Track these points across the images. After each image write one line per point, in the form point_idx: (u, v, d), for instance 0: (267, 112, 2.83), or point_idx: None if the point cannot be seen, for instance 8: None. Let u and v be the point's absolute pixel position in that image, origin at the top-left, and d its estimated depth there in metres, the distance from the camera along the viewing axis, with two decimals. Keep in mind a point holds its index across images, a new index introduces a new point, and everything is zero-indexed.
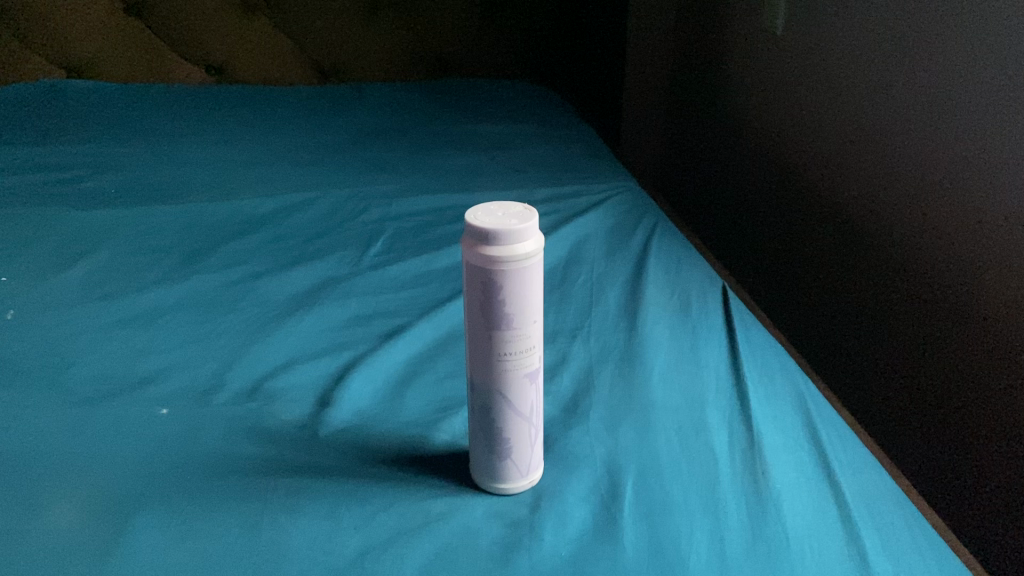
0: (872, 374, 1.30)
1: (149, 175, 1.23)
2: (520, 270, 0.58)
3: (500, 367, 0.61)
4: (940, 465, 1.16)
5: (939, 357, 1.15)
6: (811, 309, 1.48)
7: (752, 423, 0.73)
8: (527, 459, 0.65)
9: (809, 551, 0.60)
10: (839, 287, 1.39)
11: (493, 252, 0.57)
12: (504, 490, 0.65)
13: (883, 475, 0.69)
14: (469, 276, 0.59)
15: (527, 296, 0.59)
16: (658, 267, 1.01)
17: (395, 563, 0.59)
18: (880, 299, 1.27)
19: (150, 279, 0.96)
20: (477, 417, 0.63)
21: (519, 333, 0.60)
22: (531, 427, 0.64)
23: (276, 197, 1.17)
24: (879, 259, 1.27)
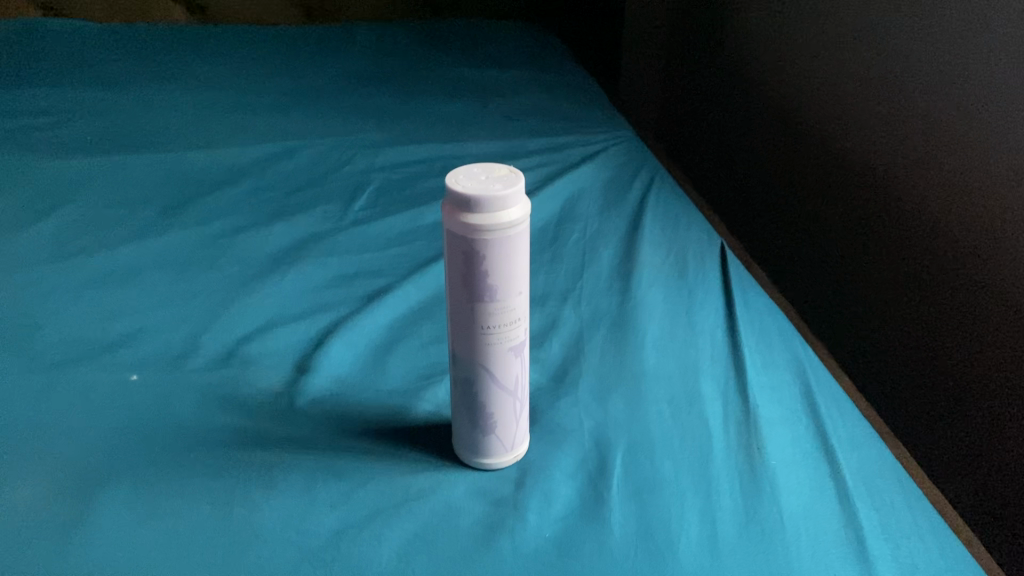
0: (869, 342, 1.23)
1: (128, 121, 1.18)
2: (504, 239, 0.54)
3: (484, 341, 0.58)
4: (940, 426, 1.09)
5: (940, 322, 1.08)
6: (808, 271, 1.41)
7: (748, 395, 0.70)
8: (512, 435, 0.62)
9: (806, 534, 0.58)
10: (849, 270, 1.28)
11: (475, 218, 0.53)
12: (488, 466, 0.62)
13: (884, 450, 0.66)
14: (449, 243, 0.55)
15: (511, 267, 0.55)
16: (655, 224, 0.97)
17: (372, 545, 0.57)
18: (895, 294, 1.16)
19: (125, 234, 0.92)
20: (459, 391, 0.60)
21: (503, 305, 0.56)
22: (516, 402, 0.61)
23: (259, 146, 1.13)
24: (895, 250, 1.15)
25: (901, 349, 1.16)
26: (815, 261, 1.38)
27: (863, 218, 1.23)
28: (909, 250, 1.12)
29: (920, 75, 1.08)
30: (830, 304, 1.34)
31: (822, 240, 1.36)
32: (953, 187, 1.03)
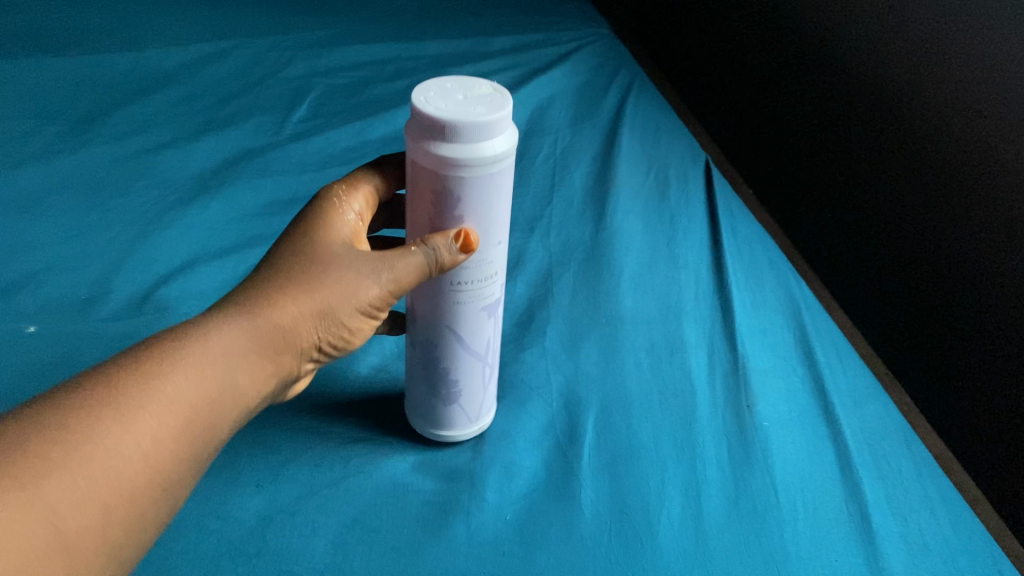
0: (820, 215, 0.90)
1: (38, 10, 1.04)
2: (486, 177, 0.42)
3: (449, 299, 0.47)
4: (883, 314, 0.79)
5: (896, 171, 0.77)
6: (764, 129, 1.01)
7: (737, 341, 0.62)
8: (478, 405, 0.53)
9: (803, 510, 0.51)
10: (766, 79, 1.01)
11: (448, 150, 0.41)
12: (449, 437, 0.54)
13: (889, 405, 0.59)
14: (415, 172, 0.43)
15: (490, 211, 0.45)
16: (632, 139, 0.86)
17: (305, 532, 0.48)
18: (811, 119, 0.91)
19: (29, 152, 0.81)
20: (417, 353, 0.51)
21: (478, 258, 0.46)
22: (484, 366, 0.52)
23: (187, 47, 1.00)
24: (823, 71, 0.88)
25: (849, 215, 0.85)
26: (770, 113, 1.00)
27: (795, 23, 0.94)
28: (836, 78, 0.86)
29: None
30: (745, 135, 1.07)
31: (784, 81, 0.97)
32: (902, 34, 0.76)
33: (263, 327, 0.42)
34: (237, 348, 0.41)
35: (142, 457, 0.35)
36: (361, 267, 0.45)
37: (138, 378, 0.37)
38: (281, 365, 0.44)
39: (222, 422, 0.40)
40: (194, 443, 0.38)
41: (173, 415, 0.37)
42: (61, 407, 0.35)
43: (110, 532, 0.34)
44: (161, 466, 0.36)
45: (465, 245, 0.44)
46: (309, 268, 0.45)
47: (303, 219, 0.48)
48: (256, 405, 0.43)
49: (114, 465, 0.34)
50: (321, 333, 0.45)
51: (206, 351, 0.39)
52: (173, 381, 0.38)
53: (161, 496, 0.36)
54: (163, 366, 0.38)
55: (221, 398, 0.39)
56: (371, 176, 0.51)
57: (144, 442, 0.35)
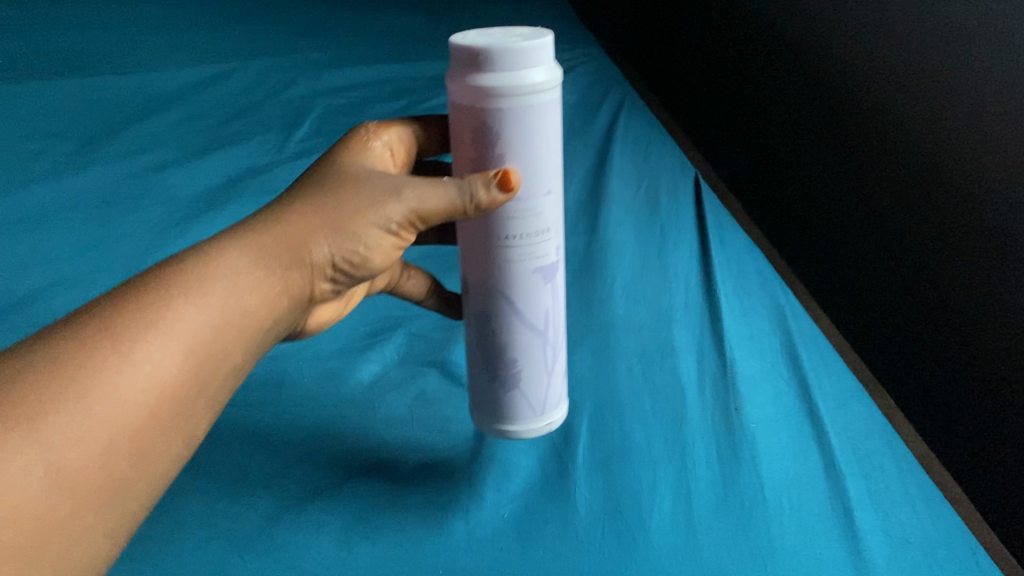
0: (830, 260, 0.93)
1: (44, 34, 1.06)
2: (524, 109, 0.44)
3: (500, 257, 0.48)
4: (894, 358, 0.82)
5: (904, 231, 0.81)
6: (772, 178, 1.05)
7: (725, 346, 0.65)
8: (543, 394, 0.52)
9: (789, 506, 0.53)
10: (766, 111, 1.06)
11: (483, 80, 0.43)
12: (516, 431, 0.52)
13: (872, 407, 0.61)
14: (455, 118, 0.46)
15: (533, 152, 0.46)
16: (623, 154, 0.89)
17: (311, 530, 0.50)
18: (812, 148, 0.96)
19: (38, 170, 0.83)
20: (473, 328, 0.51)
21: (524, 205, 0.47)
22: (544, 343, 0.51)
23: (190, 69, 1.02)
24: (822, 100, 0.93)
25: (860, 265, 0.88)
26: (779, 160, 1.04)
27: (794, 54, 0.99)
28: (835, 105, 0.91)
29: None
30: (755, 178, 1.11)
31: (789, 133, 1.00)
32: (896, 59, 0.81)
33: (267, 247, 0.43)
34: (245, 273, 0.42)
35: (142, 391, 0.36)
36: (379, 189, 0.47)
37: (140, 311, 0.38)
38: (289, 280, 0.44)
39: (231, 352, 0.41)
40: (200, 376, 0.39)
41: (176, 345, 0.38)
42: (64, 343, 0.35)
43: (114, 471, 0.35)
44: (164, 398, 0.37)
45: (502, 179, 0.45)
46: (319, 193, 0.47)
47: (329, 155, 0.51)
48: (269, 332, 0.44)
49: (116, 400, 0.35)
50: (336, 251, 0.46)
51: (212, 282, 0.40)
52: (176, 312, 0.38)
53: (168, 429, 0.37)
54: (166, 297, 0.38)
55: (228, 324, 0.40)
56: (409, 123, 0.56)
57: (145, 374, 0.36)
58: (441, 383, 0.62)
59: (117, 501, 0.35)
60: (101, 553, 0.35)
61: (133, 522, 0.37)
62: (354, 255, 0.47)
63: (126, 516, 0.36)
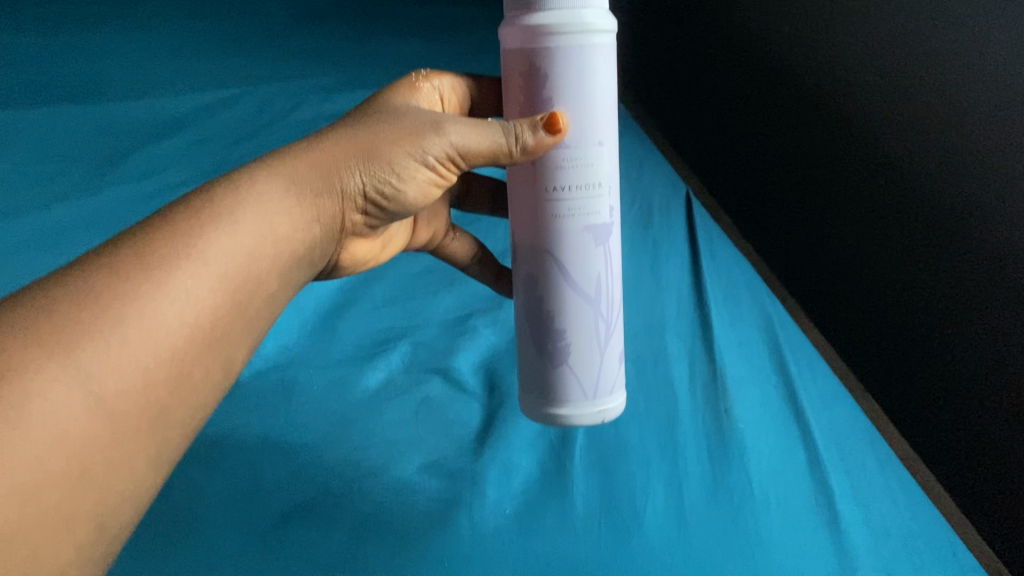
0: (806, 260, 0.95)
1: (57, 59, 1.10)
2: (574, 48, 0.47)
3: (550, 211, 0.50)
4: (869, 358, 0.84)
5: (887, 254, 0.81)
6: (750, 177, 1.06)
7: (715, 352, 0.68)
8: (596, 370, 0.53)
9: (775, 501, 0.56)
10: (743, 129, 1.07)
11: (540, 17, 0.46)
12: (568, 414, 0.53)
13: (855, 409, 0.65)
14: (509, 68, 0.49)
15: (583, 100, 0.48)
16: (617, 172, 0.93)
17: (322, 527, 0.53)
18: (793, 167, 0.97)
19: (55, 192, 0.86)
20: (524, 291, 0.53)
21: (575, 154, 0.49)
22: (596, 313, 0.52)
23: (199, 93, 1.06)
24: (802, 121, 0.94)
25: (836, 271, 0.89)
26: (759, 159, 1.04)
27: (774, 77, 1.00)
28: (816, 126, 0.92)
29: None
30: (729, 170, 1.11)
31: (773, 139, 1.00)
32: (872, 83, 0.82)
33: (300, 171, 0.44)
34: (275, 203, 0.42)
35: (178, 323, 0.36)
36: (421, 123, 0.49)
37: (171, 240, 0.38)
38: (321, 206, 0.45)
39: (261, 282, 0.41)
40: (232, 305, 0.39)
41: (209, 272, 0.38)
42: (97, 273, 0.35)
43: (155, 396, 0.35)
44: (200, 325, 0.37)
45: (550, 121, 0.47)
46: (358, 123, 0.48)
47: (381, 92, 0.54)
48: (302, 261, 0.45)
49: (154, 326, 0.35)
50: (371, 178, 0.47)
51: (243, 211, 0.41)
52: (207, 240, 0.39)
53: (205, 356, 0.38)
54: (196, 227, 0.39)
55: (260, 252, 0.41)
56: (462, 76, 0.60)
57: (180, 300, 0.36)
58: (445, 388, 0.65)
59: (159, 425, 0.36)
60: (146, 480, 0.36)
61: (174, 451, 0.37)
62: (389, 184, 0.48)
63: (167, 443, 0.36)
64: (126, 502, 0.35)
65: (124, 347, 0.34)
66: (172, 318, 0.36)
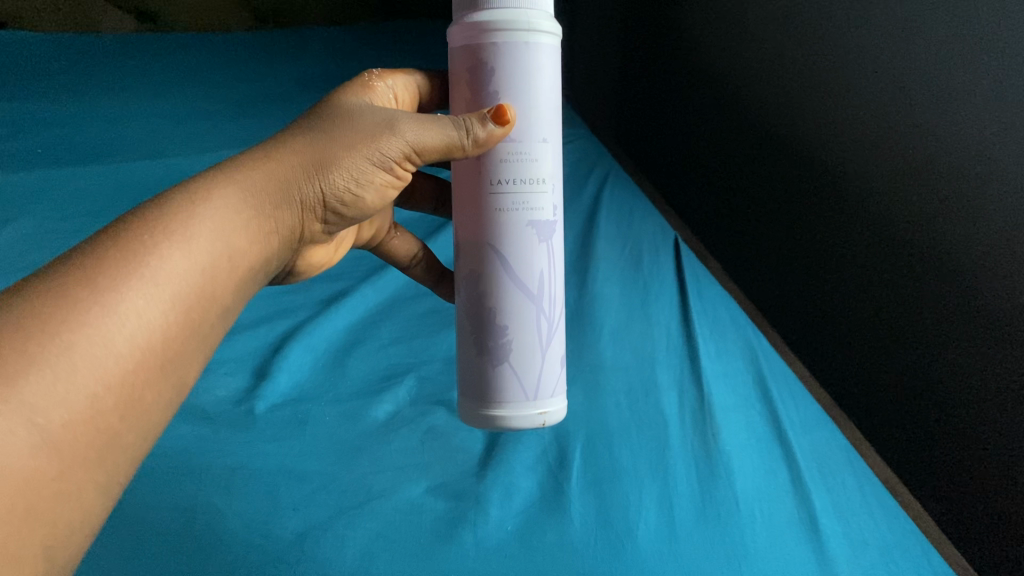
0: (793, 297, 1.01)
1: (81, 123, 1.16)
2: (520, 46, 0.48)
3: (492, 204, 0.50)
4: (863, 391, 0.90)
5: (879, 308, 0.88)
6: (731, 218, 1.12)
7: (702, 382, 0.72)
8: (538, 370, 0.52)
9: (760, 514, 0.60)
10: (727, 167, 1.13)
11: (480, 16, 0.48)
12: (507, 417, 0.51)
13: (835, 432, 0.69)
14: (455, 66, 0.50)
15: (529, 96, 0.50)
16: (609, 219, 0.98)
17: (337, 545, 0.56)
18: (772, 209, 1.04)
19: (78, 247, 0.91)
20: (465, 293, 0.53)
21: (520, 147, 0.50)
22: (538, 312, 0.52)
23: (213, 153, 1.12)
24: (781, 164, 1.02)
25: (826, 313, 0.96)
26: (740, 204, 1.10)
27: (754, 122, 1.07)
28: (796, 174, 0.99)
29: (918, 79, 0.81)
30: (710, 209, 1.17)
31: (755, 188, 1.07)
32: (856, 138, 0.89)
33: (253, 182, 0.43)
34: (229, 218, 0.41)
35: (125, 349, 0.34)
36: (380, 125, 0.48)
37: (119, 261, 0.35)
38: (277, 219, 0.44)
39: (218, 298, 0.39)
40: (187, 325, 0.37)
41: (161, 293, 0.36)
42: (42, 298, 0.33)
43: (103, 424, 0.33)
44: (153, 347, 0.35)
45: (496, 113, 0.48)
46: (314, 127, 0.47)
47: (333, 91, 0.52)
48: (257, 274, 0.43)
49: (103, 353, 0.33)
50: (328, 188, 0.46)
51: (199, 228, 0.39)
52: (159, 258, 0.37)
53: (158, 379, 0.36)
54: (149, 243, 0.37)
55: (216, 269, 0.39)
56: (413, 73, 0.59)
57: (130, 323, 0.34)
58: (449, 419, 0.69)
59: (106, 457, 0.34)
60: (99, 509, 0.34)
61: (124, 475, 0.35)
62: (348, 191, 0.47)
63: (117, 470, 0.34)
64: (72, 540, 0.33)
65: (71, 375, 0.32)
66: (119, 343, 0.34)
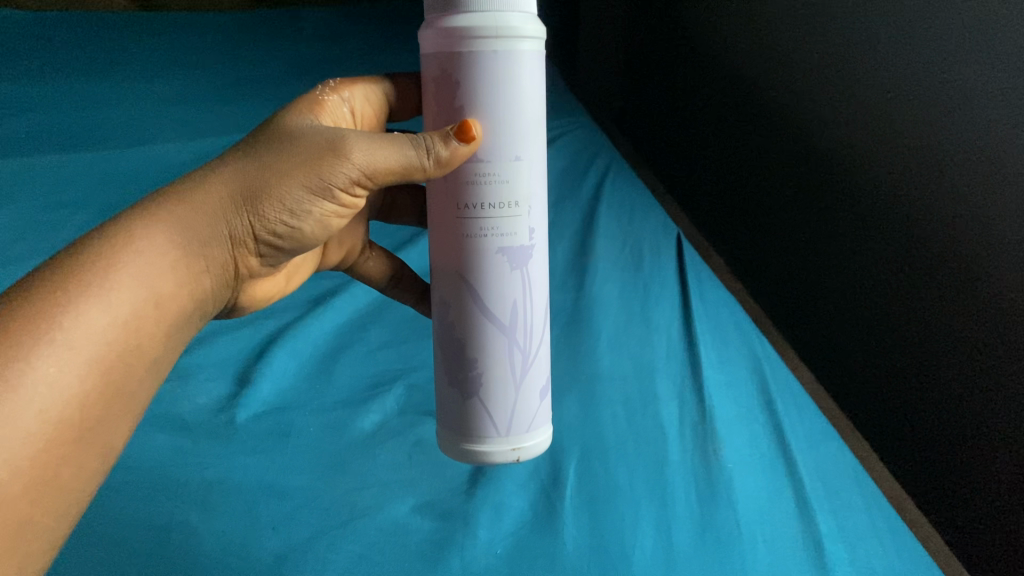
0: (810, 306, 1.01)
1: (68, 109, 1.12)
2: (490, 55, 0.44)
3: (461, 229, 0.47)
4: (883, 404, 0.91)
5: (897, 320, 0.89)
6: (748, 229, 1.13)
7: (703, 393, 0.69)
8: (510, 404, 0.49)
9: (762, 539, 0.57)
10: (743, 175, 1.13)
11: (452, 20, 0.44)
12: (479, 451, 0.49)
13: (842, 449, 0.66)
14: (426, 73, 0.47)
15: (498, 111, 0.46)
16: (610, 215, 0.94)
17: (319, 567, 0.54)
18: (788, 219, 1.04)
19: (57, 239, 0.87)
20: (439, 320, 0.50)
21: (489, 168, 0.46)
22: (511, 344, 0.49)
23: (202, 141, 1.09)
24: (796, 174, 1.02)
25: (843, 325, 0.96)
26: (758, 214, 1.11)
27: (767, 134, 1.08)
28: (812, 185, 1.00)
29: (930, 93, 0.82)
30: (728, 219, 1.18)
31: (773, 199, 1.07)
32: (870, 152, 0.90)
33: (178, 218, 0.41)
34: (153, 266, 0.39)
35: (35, 425, 0.33)
36: (325, 146, 0.45)
37: (31, 322, 0.34)
38: (207, 256, 0.42)
39: (143, 355, 0.39)
40: (106, 388, 0.37)
41: (76, 359, 0.35)
42: None
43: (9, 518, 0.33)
44: (67, 419, 0.35)
45: (460, 130, 0.45)
46: (253, 152, 0.44)
47: (280, 110, 0.49)
48: (190, 318, 0.43)
49: (9, 432, 0.32)
50: (263, 219, 0.44)
51: (122, 282, 0.38)
52: (76, 318, 0.36)
53: (75, 453, 0.35)
54: (66, 301, 0.36)
55: (139, 324, 0.38)
56: (380, 80, 0.56)
57: (40, 396, 0.34)
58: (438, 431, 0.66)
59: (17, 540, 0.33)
60: None
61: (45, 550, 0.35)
62: (288, 222, 0.45)
63: (32, 551, 0.34)
64: None
65: None
66: (28, 420, 0.33)
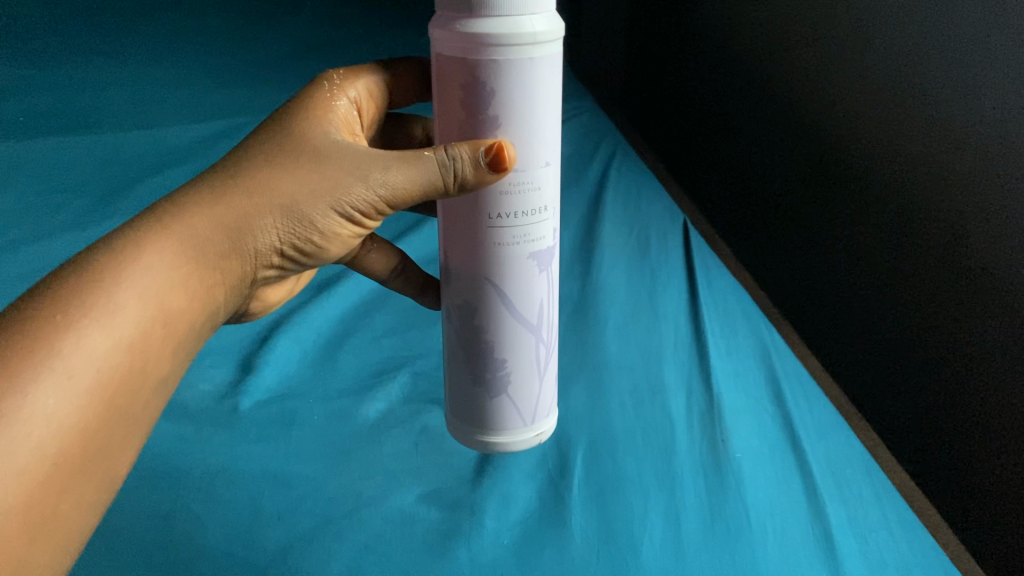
0: (806, 281, 0.95)
1: (69, 94, 1.12)
2: (519, 64, 0.41)
3: (492, 239, 0.46)
4: (868, 382, 0.84)
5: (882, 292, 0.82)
6: (749, 202, 1.08)
7: (711, 383, 0.68)
8: (535, 395, 0.51)
9: (771, 531, 0.56)
10: (744, 147, 1.08)
11: (475, 26, 0.40)
12: (506, 443, 0.51)
13: (852, 439, 0.65)
14: (442, 75, 0.43)
15: (530, 121, 0.43)
16: (615, 202, 0.94)
17: (322, 558, 0.53)
18: (783, 192, 0.99)
19: (58, 220, 0.87)
20: (456, 320, 0.49)
21: (524, 178, 0.44)
22: (537, 340, 0.50)
23: (204, 124, 1.08)
24: (790, 142, 0.97)
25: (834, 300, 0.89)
26: (758, 186, 1.05)
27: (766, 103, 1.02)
28: (806, 154, 0.94)
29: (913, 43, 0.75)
30: (731, 194, 1.13)
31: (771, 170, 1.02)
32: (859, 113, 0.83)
33: (195, 233, 0.41)
34: (160, 288, 0.39)
35: (33, 460, 0.32)
36: (348, 167, 0.44)
37: (29, 352, 0.33)
38: (224, 271, 0.43)
39: (149, 375, 0.38)
40: (109, 415, 0.36)
41: (75, 388, 0.34)
42: None
43: (8, 555, 0.32)
44: (66, 452, 0.34)
45: (495, 155, 0.42)
46: (275, 163, 0.44)
47: (296, 109, 0.48)
48: (200, 332, 0.43)
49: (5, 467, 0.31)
50: (283, 235, 0.44)
51: (126, 305, 0.37)
52: (75, 345, 0.35)
53: (77, 484, 0.34)
54: (63, 326, 0.35)
55: (146, 345, 0.38)
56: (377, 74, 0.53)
57: (38, 429, 0.33)
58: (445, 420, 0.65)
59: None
60: None
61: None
62: (308, 238, 0.45)
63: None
64: None
65: None
66: (26, 454, 0.32)
